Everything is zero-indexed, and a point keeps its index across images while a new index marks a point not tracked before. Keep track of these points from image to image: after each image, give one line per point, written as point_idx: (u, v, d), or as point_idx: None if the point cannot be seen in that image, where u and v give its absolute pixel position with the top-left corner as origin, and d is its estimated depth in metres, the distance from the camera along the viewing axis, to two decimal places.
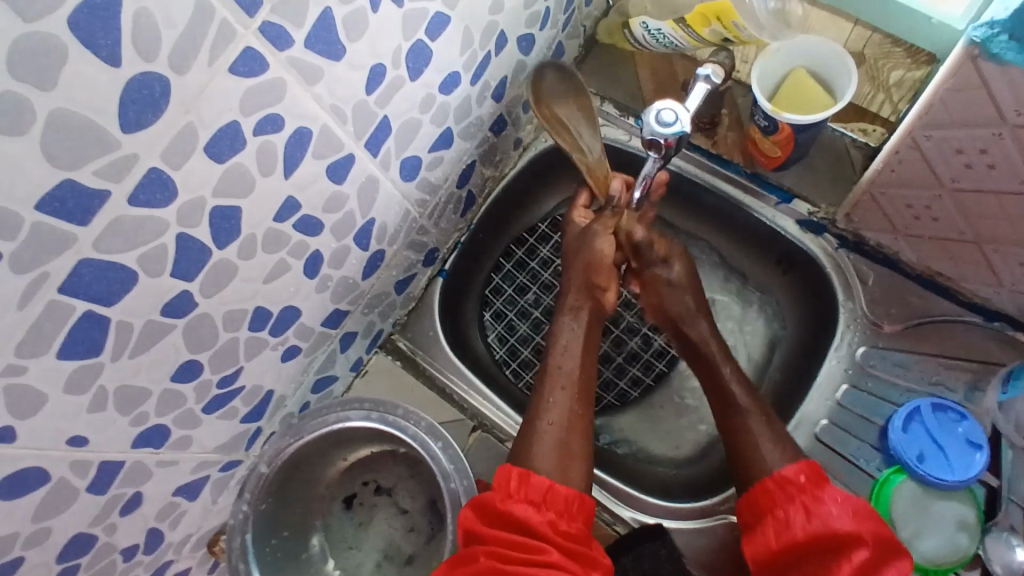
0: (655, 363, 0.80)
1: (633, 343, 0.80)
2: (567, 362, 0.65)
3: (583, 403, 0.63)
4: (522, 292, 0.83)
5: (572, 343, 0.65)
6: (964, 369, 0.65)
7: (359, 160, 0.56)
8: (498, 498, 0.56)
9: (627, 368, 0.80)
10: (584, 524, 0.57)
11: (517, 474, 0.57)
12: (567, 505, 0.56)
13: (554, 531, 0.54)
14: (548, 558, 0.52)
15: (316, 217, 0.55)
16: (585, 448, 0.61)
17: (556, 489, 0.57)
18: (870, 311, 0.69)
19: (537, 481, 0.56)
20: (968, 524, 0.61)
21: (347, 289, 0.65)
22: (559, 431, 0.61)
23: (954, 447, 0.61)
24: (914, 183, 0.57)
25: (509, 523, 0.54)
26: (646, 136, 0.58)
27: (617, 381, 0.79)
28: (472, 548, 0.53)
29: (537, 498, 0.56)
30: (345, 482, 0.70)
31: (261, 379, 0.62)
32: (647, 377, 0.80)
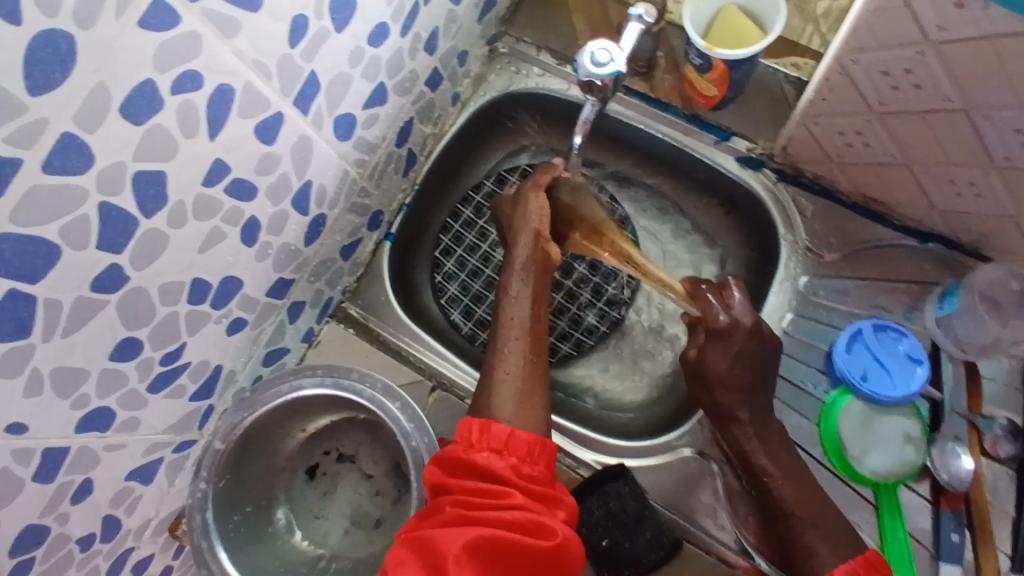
0: (608, 311, 0.81)
1: (585, 292, 0.81)
2: (517, 312, 0.64)
3: (535, 350, 0.63)
4: (472, 252, 0.82)
5: (523, 293, 0.65)
6: (899, 289, 0.68)
7: (289, 119, 0.55)
8: (461, 450, 0.54)
9: (582, 318, 0.81)
10: (549, 468, 0.55)
11: (477, 425, 0.55)
12: (528, 450, 0.55)
13: (519, 476, 0.53)
14: (514, 501, 0.50)
15: (248, 180, 0.54)
16: (541, 392, 0.62)
17: (517, 434, 0.55)
18: (809, 241, 0.70)
19: (497, 429, 0.55)
20: (913, 437, 0.64)
21: (290, 256, 0.63)
22: (514, 379, 0.61)
23: (896, 365, 0.64)
24: (845, 110, 0.58)
25: (473, 471, 0.53)
26: (583, 79, 0.58)
27: (573, 332, 0.80)
28: (439, 499, 0.52)
29: (498, 445, 0.54)
30: (306, 453, 0.70)
31: (207, 354, 0.60)
32: (601, 326, 0.80)
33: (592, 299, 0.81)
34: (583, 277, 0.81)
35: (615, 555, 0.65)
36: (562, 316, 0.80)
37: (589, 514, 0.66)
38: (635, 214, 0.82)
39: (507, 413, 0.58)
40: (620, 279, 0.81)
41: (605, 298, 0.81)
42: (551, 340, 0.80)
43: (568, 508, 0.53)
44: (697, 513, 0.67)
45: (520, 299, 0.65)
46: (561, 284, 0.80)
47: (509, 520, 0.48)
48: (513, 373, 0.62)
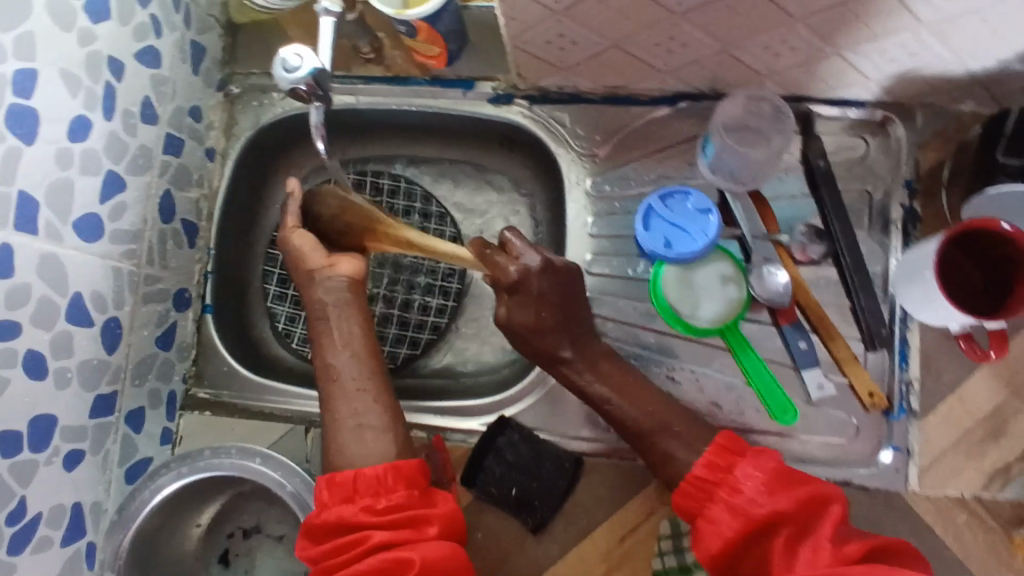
0: (449, 285, 0.82)
1: (421, 279, 0.82)
2: (338, 355, 0.63)
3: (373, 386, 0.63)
4: (302, 289, 0.81)
5: (341, 338, 0.64)
6: (673, 154, 0.73)
7: (20, 244, 0.54)
8: (321, 513, 0.56)
9: (429, 302, 0.82)
10: (411, 487, 0.57)
11: (325, 482, 0.57)
12: (380, 482, 0.56)
13: (377, 513, 0.55)
14: (375, 545, 0.53)
15: (4, 318, 0.52)
16: (388, 421, 0.61)
17: (364, 471, 0.57)
18: (581, 146, 0.74)
19: (343, 478, 0.56)
20: (730, 276, 0.69)
21: (98, 370, 0.62)
22: (352, 420, 0.61)
23: (689, 221, 0.68)
24: (535, 20, 0.60)
25: (335, 529, 0.55)
26: (288, 89, 0.59)
27: (426, 318, 0.82)
28: (319, 568, 0.55)
29: (348, 492, 0.56)
30: (211, 543, 0.69)
31: (55, 499, 0.58)
32: (449, 301, 0.82)
33: (430, 280, 0.82)
34: (414, 265, 0.82)
35: (529, 498, 0.67)
36: (410, 308, 0.82)
37: (492, 473, 0.68)
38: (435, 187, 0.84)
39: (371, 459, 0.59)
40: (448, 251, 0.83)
41: (442, 275, 0.82)
42: (410, 334, 0.81)
43: (437, 519, 0.56)
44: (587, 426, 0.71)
45: (341, 345, 0.64)
46: (396, 280, 0.82)
47: (374, 565, 0.52)
48: (350, 415, 0.61)
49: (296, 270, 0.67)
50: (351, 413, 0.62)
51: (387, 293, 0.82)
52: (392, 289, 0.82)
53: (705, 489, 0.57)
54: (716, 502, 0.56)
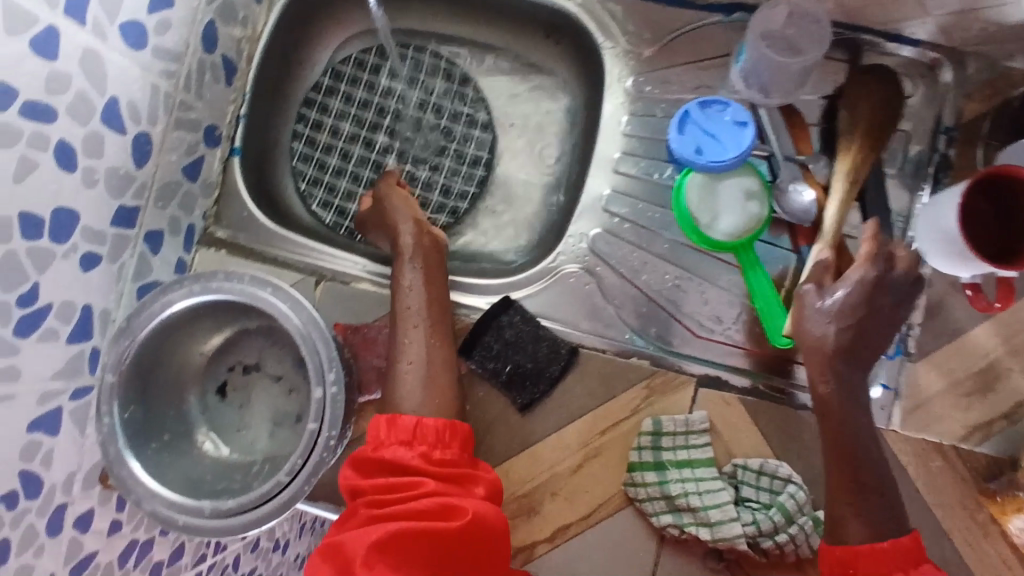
0: (473, 172, 0.82)
1: (447, 162, 0.82)
2: (414, 301, 0.66)
3: (437, 338, 0.66)
4: (329, 152, 0.83)
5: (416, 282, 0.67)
6: (715, 65, 0.72)
7: (65, 30, 0.54)
8: (371, 449, 0.59)
9: (451, 186, 0.82)
10: (461, 448, 0.61)
11: (385, 420, 0.60)
12: (438, 435, 0.60)
13: (430, 462, 0.58)
14: (425, 490, 0.56)
15: (42, 101, 0.53)
16: (448, 376, 0.65)
17: (425, 421, 0.60)
18: (628, 43, 0.73)
19: (404, 422, 0.60)
20: (754, 192, 0.68)
21: (123, 181, 0.63)
22: (415, 366, 0.64)
23: (723, 131, 0.68)
24: None
25: (386, 469, 0.58)
26: None
27: (446, 201, 0.82)
28: (356, 502, 0.57)
29: (407, 437, 0.59)
30: (211, 372, 0.71)
31: (69, 294, 0.60)
32: (471, 187, 0.82)
33: (455, 164, 0.82)
34: (441, 148, 0.83)
35: (521, 376, 0.69)
36: (431, 189, 0.82)
37: (489, 348, 0.70)
38: (474, 71, 0.84)
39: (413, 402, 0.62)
40: (478, 137, 0.83)
41: (468, 162, 0.83)
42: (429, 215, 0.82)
43: (482, 482, 0.59)
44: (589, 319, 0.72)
45: (414, 288, 0.67)
46: (420, 160, 0.83)
47: (420, 508, 0.54)
48: (418, 362, 0.64)
49: (381, 214, 0.72)
50: (422, 361, 0.64)
51: (411, 171, 0.82)
52: (416, 166, 0.83)
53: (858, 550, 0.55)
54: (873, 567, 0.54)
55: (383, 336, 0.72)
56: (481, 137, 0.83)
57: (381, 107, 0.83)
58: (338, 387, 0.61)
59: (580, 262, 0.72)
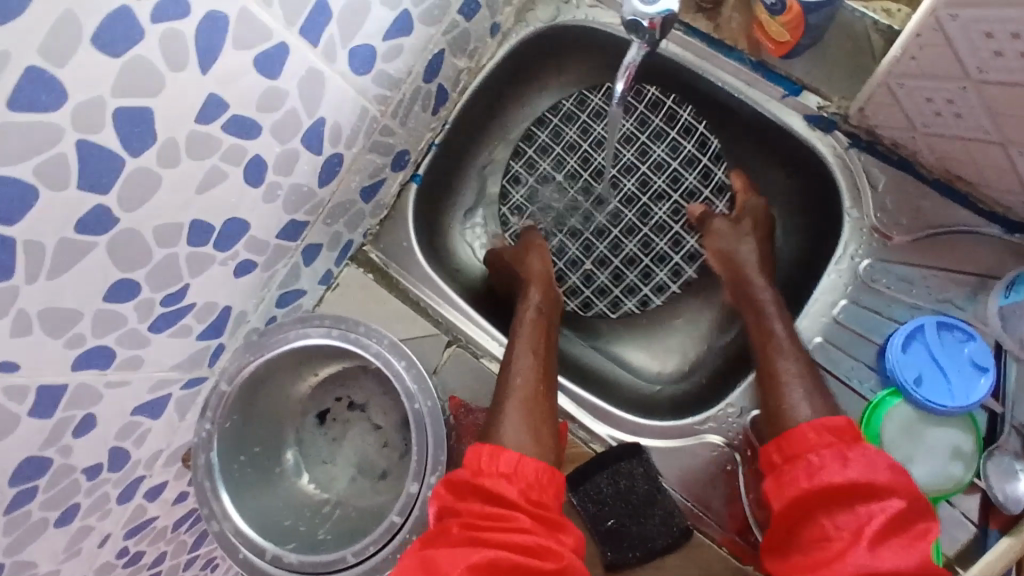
0: (654, 270, 0.74)
1: (630, 245, 0.74)
2: (524, 353, 0.64)
3: (544, 392, 0.62)
4: (507, 199, 0.79)
5: (530, 336, 0.65)
6: (963, 280, 0.60)
7: (296, 50, 0.49)
8: (469, 475, 0.53)
9: (623, 274, 0.75)
10: (558, 496, 0.54)
11: (486, 452, 0.54)
12: (538, 476, 0.53)
13: (529, 501, 0.52)
14: (522, 526, 0.49)
15: (250, 117, 0.49)
16: (549, 426, 0.60)
17: (527, 460, 0.54)
18: (877, 219, 0.62)
19: (508, 454, 0.54)
20: (963, 453, 0.57)
21: (302, 197, 0.60)
22: (520, 408, 0.59)
23: (955, 369, 0.57)
24: (936, 74, 0.49)
25: (482, 497, 0.51)
26: (627, 18, 0.51)
27: (612, 288, 0.75)
28: (444, 522, 0.50)
29: (509, 471, 0.53)
30: (317, 398, 0.70)
31: (215, 295, 0.58)
32: (644, 286, 0.74)
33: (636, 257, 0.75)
34: (630, 227, 0.74)
35: (621, 535, 0.62)
36: (601, 269, 0.75)
37: (597, 491, 0.63)
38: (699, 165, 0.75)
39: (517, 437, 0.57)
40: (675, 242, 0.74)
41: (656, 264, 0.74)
42: (586, 297, 0.76)
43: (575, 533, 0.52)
44: (713, 503, 0.63)
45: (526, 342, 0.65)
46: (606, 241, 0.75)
47: (517, 548, 0.47)
48: (522, 406, 0.60)
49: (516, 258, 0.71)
50: (520, 417, 0.59)
51: (586, 244, 0.76)
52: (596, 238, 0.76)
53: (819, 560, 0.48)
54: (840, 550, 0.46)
55: None
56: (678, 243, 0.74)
57: (585, 161, 0.76)
58: (434, 492, 0.56)
59: (727, 436, 0.64)
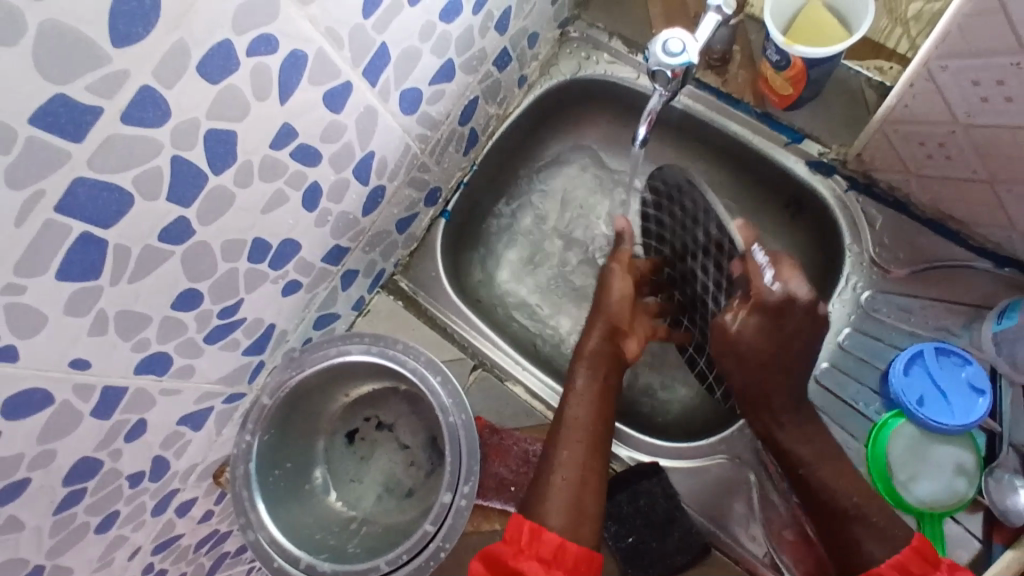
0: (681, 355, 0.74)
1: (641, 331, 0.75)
2: (580, 413, 0.63)
3: (594, 459, 0.61)
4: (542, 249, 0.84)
5: (587, 393, 0.64)
6: (957, 310, 0.66)
7: (358, 89, 0.55)
8: (509, 553, 0.55)
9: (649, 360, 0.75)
10: None
11: (529, 527, 0.56)
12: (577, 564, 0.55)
13: None
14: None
15: (314, 147, 0.55)
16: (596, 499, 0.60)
17: (568, 545, 0.55)
18: (876, 253, 0.68)
19: (549, 538, 0.55)
20: (966, 469, 0.61)
21: (347, 225, 0.65)
22: (568, 486, 0.59)
23: (956, 392, 0.62)
24: (929, 120, 0.56)
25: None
26: (652, 68, 0.56)
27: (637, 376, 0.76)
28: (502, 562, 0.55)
29: (548, 556, 0.55)
30: (347, 418, 0.73)
31: (263, 312, 0.62)
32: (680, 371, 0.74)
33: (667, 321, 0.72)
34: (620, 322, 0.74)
35: (642, 551, 0.65)
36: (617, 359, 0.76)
37: (619, 509, 0.65)
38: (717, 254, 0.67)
39: (558, 518, 0.57)
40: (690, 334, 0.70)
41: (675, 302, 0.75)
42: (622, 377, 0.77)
43: None
44: (728, 521, 0.67)
45: (583, 399, 0.64)
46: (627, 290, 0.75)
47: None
48: (568, 484, 0.59)
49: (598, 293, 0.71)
50: (575, 473, 0.60)
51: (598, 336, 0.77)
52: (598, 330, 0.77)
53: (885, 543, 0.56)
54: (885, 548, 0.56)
55: (516, 450, 0.70)
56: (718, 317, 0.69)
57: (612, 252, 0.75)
58: (467, 502, 0.59)
59: (740, 455, 0.68)
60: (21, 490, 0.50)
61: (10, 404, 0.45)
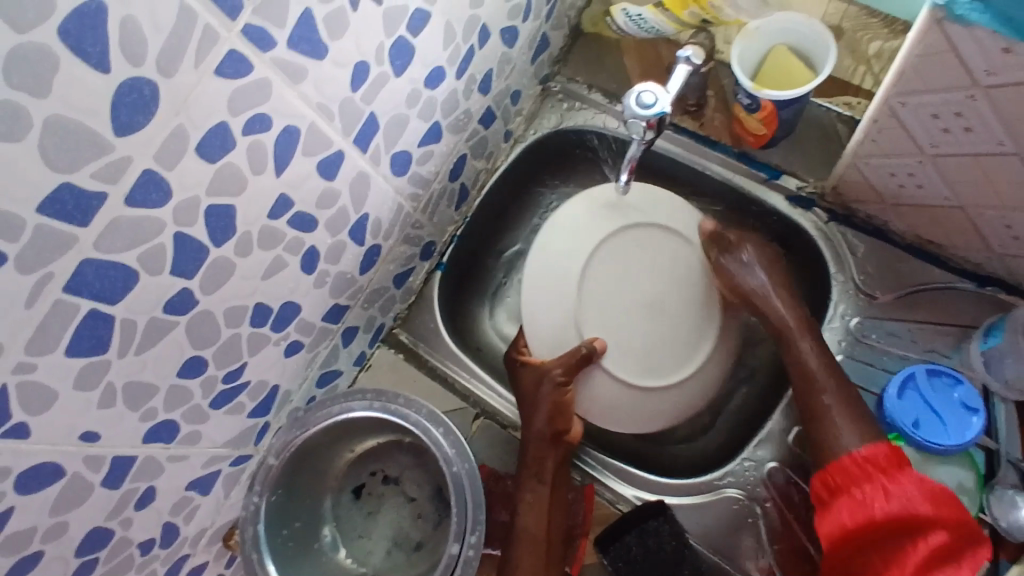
0: None
1: None
2: (530, 520, 0.66)
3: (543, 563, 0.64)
4: None
5: (537, 501, 0.66)
6: (946, 332, 0.67)
7: (349, 156, 0.58)
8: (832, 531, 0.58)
9: None
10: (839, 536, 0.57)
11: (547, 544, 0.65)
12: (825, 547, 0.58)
13: None
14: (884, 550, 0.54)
15: (310, 214, 0.58)
16: None
17: None
18: (861, 281, 0.70)
19: None
20: (967, 488, 0.62)
21: (345, 283, 0.68)
22: None
23: (951, 413, 0.62)
24: (897, 152, 0.58)
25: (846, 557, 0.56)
26: (627, 119, 0.59)
27: None
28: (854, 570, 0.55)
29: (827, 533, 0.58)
30: (352, 473, 0.73)
31: (266, 374, 0.64)
32: None
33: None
34: None
35: None
36: None
37: (627, 550, 0.66)
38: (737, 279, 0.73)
39: None
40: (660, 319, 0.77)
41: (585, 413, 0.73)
42: None
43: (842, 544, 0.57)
44: (734, 552, 0.67)
45: (534, 506, 0.66)
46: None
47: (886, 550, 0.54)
48: None
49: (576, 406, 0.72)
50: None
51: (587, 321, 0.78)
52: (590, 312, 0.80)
53: (864, 470, 0.58)
54: (871, 483, 0.57)
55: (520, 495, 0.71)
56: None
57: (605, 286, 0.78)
58: (475, 552, 0.59)
59: (744, 489, 0.69)
60: (35, 562, 0.51)
61: (22, 479, 0.46)
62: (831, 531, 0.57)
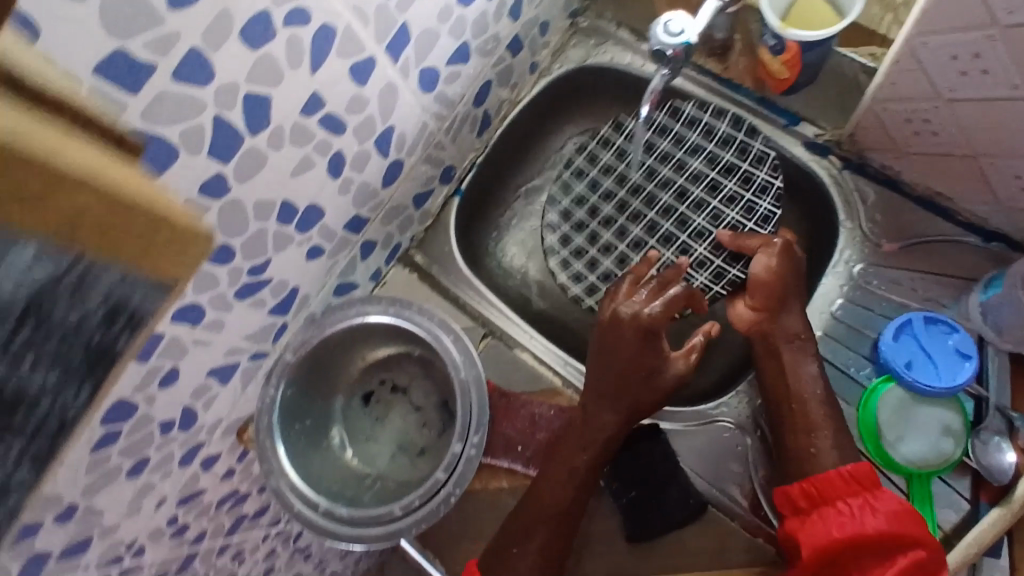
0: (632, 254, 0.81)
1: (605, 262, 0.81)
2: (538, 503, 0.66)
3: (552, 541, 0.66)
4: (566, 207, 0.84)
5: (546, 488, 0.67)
6: (946, 283, 0.69)
7: (380, 64, 0.60)
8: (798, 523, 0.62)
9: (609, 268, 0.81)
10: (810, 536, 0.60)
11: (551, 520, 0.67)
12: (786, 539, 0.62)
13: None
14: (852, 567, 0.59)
15: (339, 116, 0.59)
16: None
17: None
18: (869, 228, 0.72)
19: None
20: (953, 431, 0.65)
21: (367, 195, 0.70)
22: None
23: (942, 357, 0.65)
24: (913, 96, 0.59)
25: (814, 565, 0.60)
26: (654, 48, 0.61)
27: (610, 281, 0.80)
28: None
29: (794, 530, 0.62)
30: (363, 380, 0.76)
31: (287, 275, 0.66)
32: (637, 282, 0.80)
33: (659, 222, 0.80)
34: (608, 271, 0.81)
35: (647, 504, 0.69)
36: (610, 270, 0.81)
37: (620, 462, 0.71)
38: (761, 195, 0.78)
39: None
40: (669, 227, 0.80)
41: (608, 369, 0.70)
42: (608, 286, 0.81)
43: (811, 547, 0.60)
44: (724, 476, 0.70)
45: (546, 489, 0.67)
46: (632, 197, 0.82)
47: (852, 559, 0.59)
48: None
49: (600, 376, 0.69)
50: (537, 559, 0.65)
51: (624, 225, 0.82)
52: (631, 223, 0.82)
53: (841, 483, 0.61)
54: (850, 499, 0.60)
55: (524, 412, 0.73)
56: (706, 220, 0.79)
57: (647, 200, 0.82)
58: (476, 452, 0.63)
59: (736, 419, 0.72)
60: None
61: None
62: (823, 538, 0.60)
